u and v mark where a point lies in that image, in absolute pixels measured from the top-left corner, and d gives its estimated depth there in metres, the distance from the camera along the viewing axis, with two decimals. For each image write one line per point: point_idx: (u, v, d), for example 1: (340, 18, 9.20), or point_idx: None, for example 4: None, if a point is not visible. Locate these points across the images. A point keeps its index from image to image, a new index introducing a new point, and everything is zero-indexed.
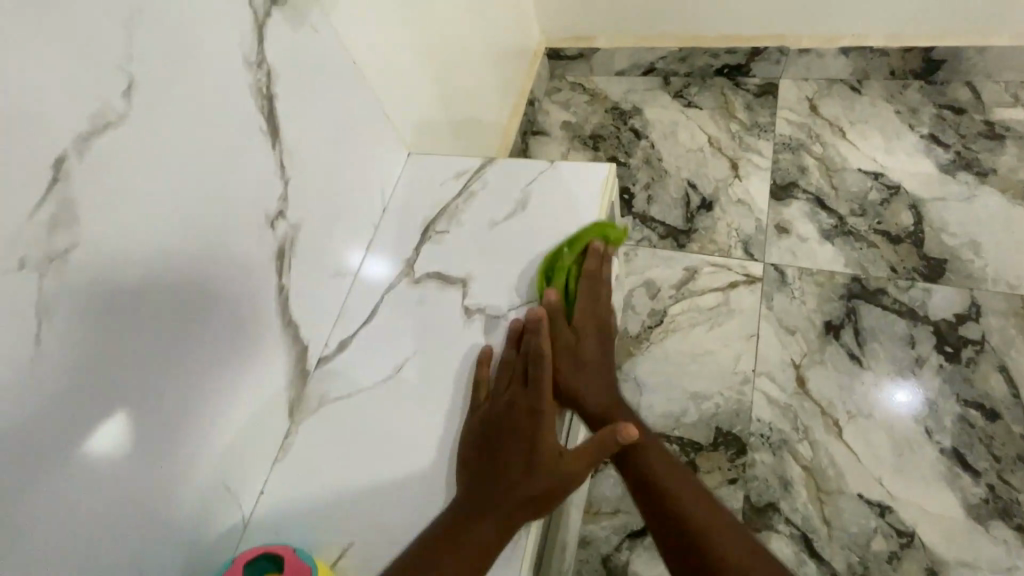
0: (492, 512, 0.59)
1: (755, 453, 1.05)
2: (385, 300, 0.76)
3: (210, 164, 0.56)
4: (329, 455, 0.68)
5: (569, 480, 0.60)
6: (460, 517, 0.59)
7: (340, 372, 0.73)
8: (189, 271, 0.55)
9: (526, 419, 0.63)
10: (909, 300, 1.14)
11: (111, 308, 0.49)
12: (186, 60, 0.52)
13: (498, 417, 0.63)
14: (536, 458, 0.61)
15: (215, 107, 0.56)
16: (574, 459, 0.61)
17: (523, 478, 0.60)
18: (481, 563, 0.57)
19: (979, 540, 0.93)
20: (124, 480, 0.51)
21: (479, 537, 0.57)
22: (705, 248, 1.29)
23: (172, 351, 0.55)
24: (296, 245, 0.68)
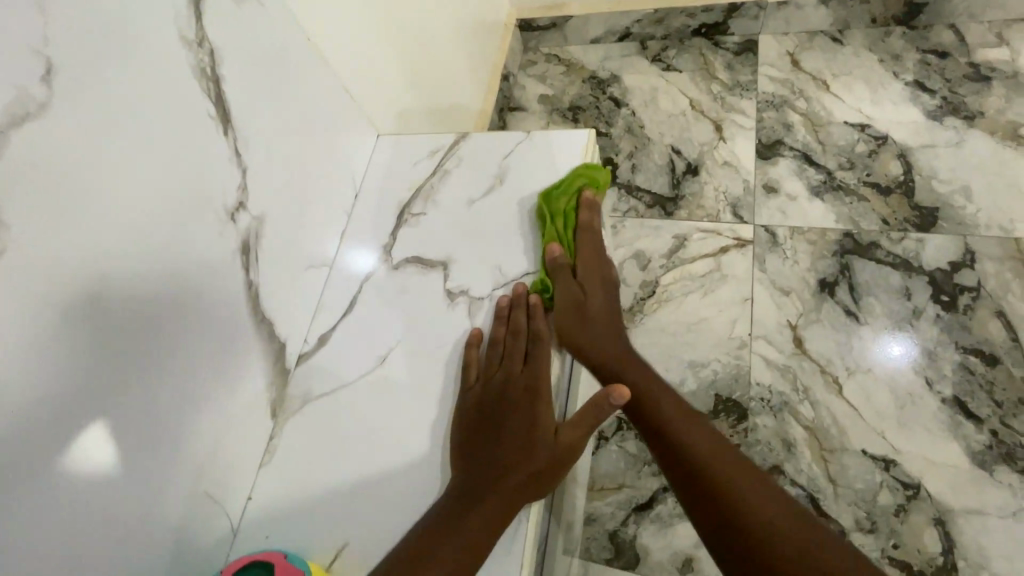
0: (490, 493, 0.55)
1: (756, 417, 1.04)
2: (364, 289, 0.73)
3: (156, 160, 0.52)
4: (315, 451, 0.65)
5: (569, 453, 0.57)
6: (457, 503, 0.55)
7: (322, 368, 0.69)
8: (172, 262, 0.54)
9: (520, 398, 0.60)
10: (903, 252, 1.12)
11: (101, 293, 0.48)
12: (118, 49, 0.48)
13: (489, 399, 0.60)
14: (533, 435, 0.57)
15: (156, 97, 0.52)
16: (572, 430, 0.57)
17: (522, 456, 0.56)
18: (482, 552, 0.53)
19: (985, 487, 0.92)
20: (123, 471, 0.50)
21: (478, 524, 0.53)
22: (693, 215, 1.26)
23: (165, 355, 0.53)
24: (260, 238, 0.64)
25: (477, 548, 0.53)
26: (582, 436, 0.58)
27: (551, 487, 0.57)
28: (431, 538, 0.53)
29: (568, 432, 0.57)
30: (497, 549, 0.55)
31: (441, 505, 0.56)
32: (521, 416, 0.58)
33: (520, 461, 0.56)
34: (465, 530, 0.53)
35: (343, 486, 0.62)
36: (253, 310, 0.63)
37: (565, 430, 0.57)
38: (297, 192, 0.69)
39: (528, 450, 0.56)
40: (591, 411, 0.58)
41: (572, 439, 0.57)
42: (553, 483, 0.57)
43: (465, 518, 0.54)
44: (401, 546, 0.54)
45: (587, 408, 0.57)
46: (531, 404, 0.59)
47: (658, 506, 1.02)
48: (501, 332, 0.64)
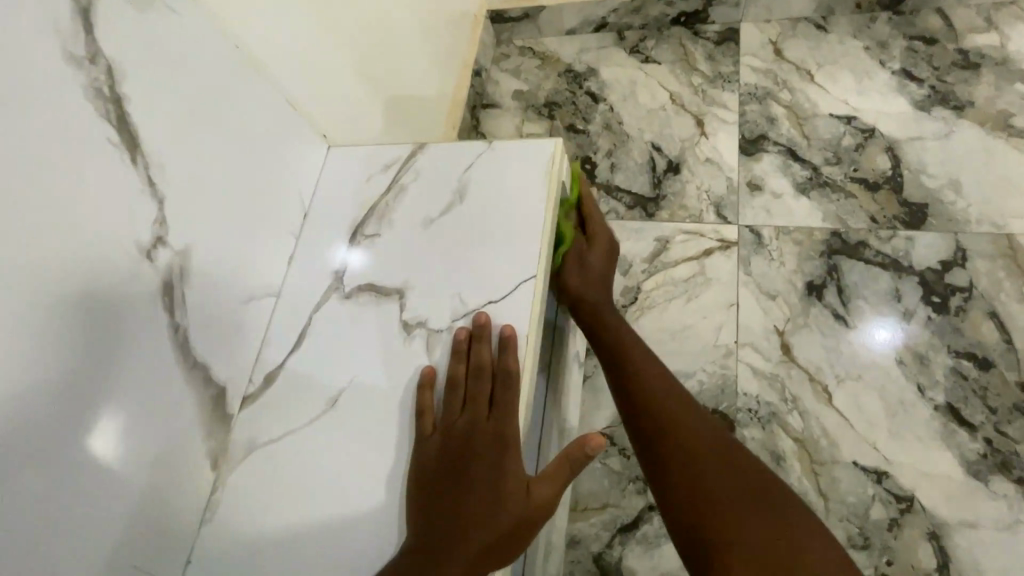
0: (453, 556, 0.49)
1: (744, 429, 1.00)
2: (314, 320, 0.66)
3: (71, 180, 0.46)
4: (261, 506, 0.58)
5: (542, 510, 0.51)
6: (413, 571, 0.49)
7: (267, 410, 0.63)
8: (105, 291, 0.49)
9: (485, 446, 0.53)
10: (892, 251, 1.07)
11: (25, 328, 0.43)
12: (16, 64, 0.43)
13: (448, 449, 0.54)
14: (500, 491, 0.51)
15: (66, 115, 0.46)
16: (547, 485, 0.52)
17: (489, 514, 0.51)
18: None
19: (980, 498, 0.89)
20: (63, 520, 0.46)
21: None
22: (675, 215, 1.20)
23: (102, 396, 0.48)
24: (187, 274, 0.56)
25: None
26: (556, 490, 0.52)
27: (520, 549, 0.51)
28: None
29: (542, 486, 0.52)
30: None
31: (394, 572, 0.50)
32: (486, 468, 0.52)
33: (486, 521, 0.50)
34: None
35: (291, 547, 0.56)
36: (184, 357, 0.56)
37: (539, 483, 0.52)
38: (230, 218, 0.62)
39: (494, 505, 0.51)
40: (567, 461, 0.53)
41: (548, 493, 0.52)
42: (523, 544, 0.51)
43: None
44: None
45: (564, 458, 0.52)
46: (497, 452, 0.53)
47: (645, 526, 0.98)
48: (460, 371, 0.57)
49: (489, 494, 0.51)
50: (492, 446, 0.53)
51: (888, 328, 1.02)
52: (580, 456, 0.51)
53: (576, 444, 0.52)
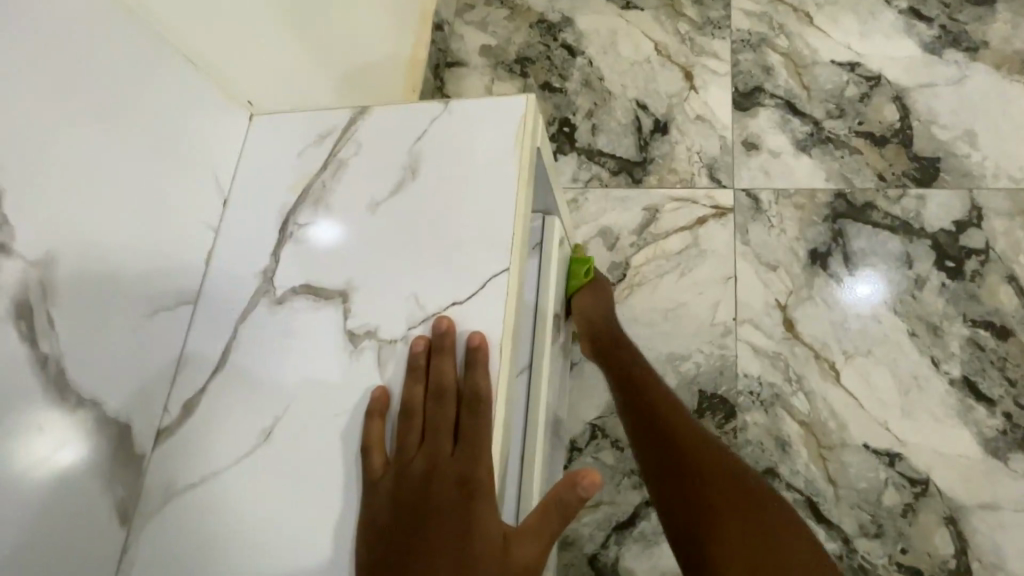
0: None
1: (746, 414, 0.92)
2: (240, 334, 0.54)
3: None
4: (186, 563, 0.48)
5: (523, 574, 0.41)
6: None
7: (186, 447, 0.51)
8: None
9: (447, 489, 0.43)
10: (902, 212, 0.98)
11: None
12: None
13: (404, 495, 0.44)
14: (469, 549, 0.41)
15: None
16: (530, 541, 0.42)
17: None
18: None
19: (1000, 477, 0.82)
20: None
21: None
22: (664, 181, 1.09)
23: None
24: (52, 291, 0.43)
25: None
26: (542, 547, 0.42)
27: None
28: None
29: (523, 541, 0.42)
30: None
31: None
32: (451, 517, 0.42)
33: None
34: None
35: None
36: (61, 396, 0.44)
37: (520, 537, 0.42)
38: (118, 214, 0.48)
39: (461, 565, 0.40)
40: (554, 505, 0.42)
41: (533, 551, 0.41)
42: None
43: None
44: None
45: (551, 503, 0.42)
46: (464, 499, 0.43)
47: (642, 523, 0.90)
48: (418, 394, 0.47)
49: (456, 555, 0.41)
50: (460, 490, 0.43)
51: (869, 283, 0.95)
52: (570, 499, 0.41)
53: (567, 485, 0.42)
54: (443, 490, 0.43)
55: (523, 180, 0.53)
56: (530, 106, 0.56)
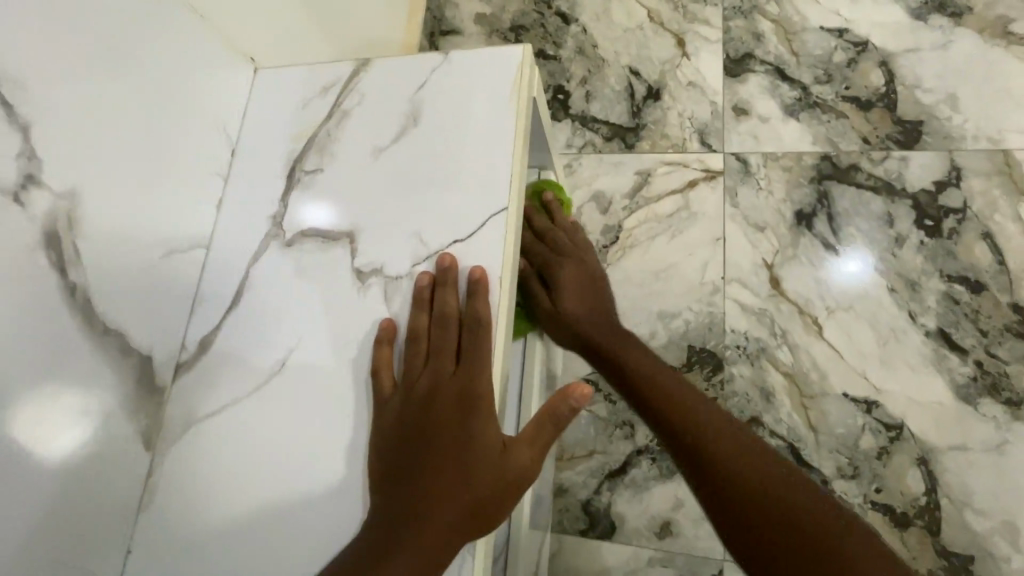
0: (417, 526, 0.43)
1: (732, 367, 0.96)
2: (252, 275, 0.57)
3: None
4: (208, 485, 0.52)
5: (521, 479, 0.44)
6: (373, 554, 0.43)
7: (204, 380, 0.54)
8: None
9: (447, 405, 0.46)
10: (885, 173, 1.01)
11: None
12: None
13: (408, 412, 0.47)
14: (471, 455, 0.45)
15: None
16: (525, 449, 0.44)
17: (455, 481, 0.44)
18: None
19: (969, 421, 0.87)
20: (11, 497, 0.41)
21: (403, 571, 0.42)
22: (656, 146, 1.12)
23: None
24: (78, 223, 0.46)
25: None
26: (537, 456, 0.45)
27: (502, 517, 0.45)
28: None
29: (521, 451, 0.45)
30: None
31: (352, 559, 0.43)
32: (453, 429, 0.46)
33: (455, 492, 0.44)
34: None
35: (245, 529, 0.50)
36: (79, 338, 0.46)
37: (516, 445, 0.45)
38: (133, 156, 0.50)
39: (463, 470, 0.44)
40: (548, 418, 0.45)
41: (526, 457, 0.44)
42: (503, 515, 0.45)
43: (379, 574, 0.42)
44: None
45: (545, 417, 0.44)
46: (464, 413, 0.46)
47: (634, 470, 0.95)
48: (422, 322, 0.50)
49: (459, 461, 0.44)
50: (460, 406, 0.46)
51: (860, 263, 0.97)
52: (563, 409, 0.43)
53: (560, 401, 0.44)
54: (445, 406, 0.47)
55: (521, 126, 0.56)
56: (528, 57, 0.59)
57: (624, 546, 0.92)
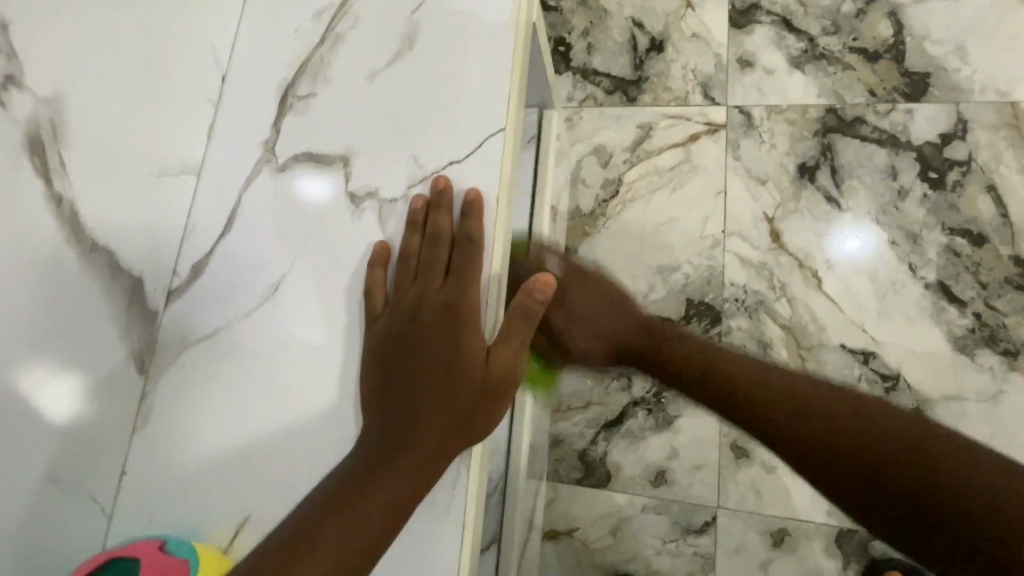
0: (412, 433, 0.43)
1: (730, 320, 0.96)
2: (241, 201, 0.56)
3: None
4: (201, 408, 0.51)
5: (506, 377, 0.45)
6: (365, 465, 0.42)
7: (197, 307, 0.54)
8: None
9: (434, 315, 0.46)
10: (890, 126, 1.00)
11: None
12: None
13: (395, 325, 0.47)
14: (456, 364, 0.44)
15: None
16: (506, 347, 0.45)
17: (444, 387, 0.44)
18: (410, 504, 0.42)
19: (965, 371, 0.88)
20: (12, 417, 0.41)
21: (399, 476, 0.42)
22: (658, 99, 1.10)
23: None
24: (64, 133, 0.44)
25: (394, 520, 0.41)
26: (517, 354, 0.45)
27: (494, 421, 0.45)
28: (328, 516, 0.40)
29: (500, 349, 0.45)
30: (420, 515, 0.45)
31: (345, 471, 0.43)
32: (437, 337, 0.45)
33: (442, 399, 0.44)
34: (375, 496, 0.41)
35: (241, 449, 0.50)
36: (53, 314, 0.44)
37: (498, 346, 0.45)
38: (120, 70, 0.49)
39: (450, 376, 0.44)
40: (520, 314, 0.46)
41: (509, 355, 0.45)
42: (493, 418, 0.45)
43: (374, 483, 0.42)
44: (288, 532, 0.40)
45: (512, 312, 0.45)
46: (449, 324, 0.45)
47: (629, 421, 0.95)
48: (415, 242, 0.50)
49: (446, 370, 0.44)
50: (446, 316, 0.46)
51: (856, 238, 0.96)
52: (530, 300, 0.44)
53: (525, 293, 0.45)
54: (430, 319, 0.46)
55: (520, 47, 0.54)
56: None
57: (619, 495, 0.93)
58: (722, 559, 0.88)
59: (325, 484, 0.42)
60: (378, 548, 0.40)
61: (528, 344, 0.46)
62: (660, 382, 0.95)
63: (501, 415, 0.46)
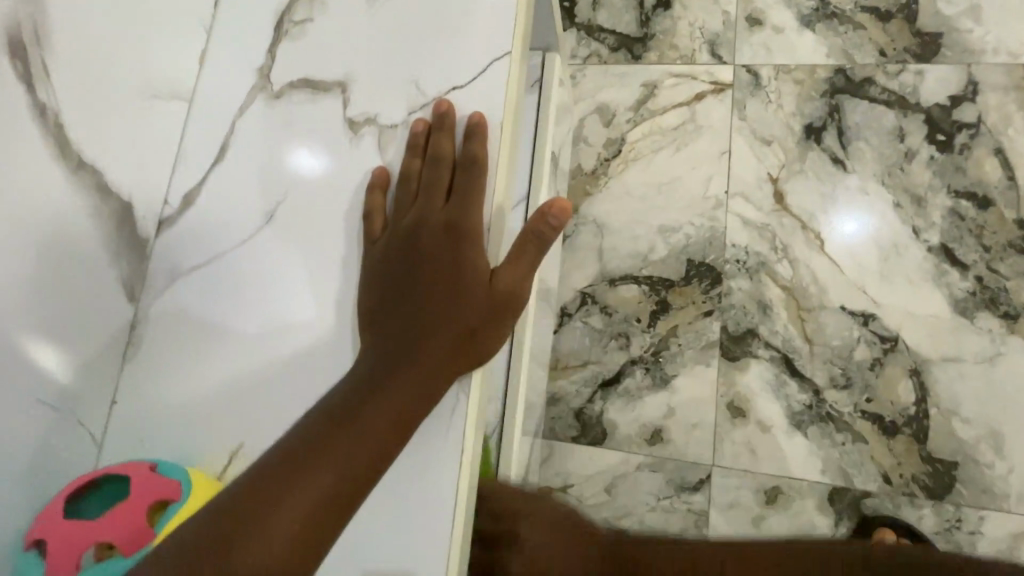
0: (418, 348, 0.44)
1: (731, 281, 0.95)
2: (236, 126, 0.54)
3: None
4: (194, 335, 0.50)
5: (511, 298, 0.46)
6: (370, 380, 0.43)
7: (190, 234, 0.52)
8: None
9: (437, 235, 0.46)
10: (899, 88, 0.98)
11: None
12: None
13: (398, 247, 0.47)
14: (461, 281, 0.45)
15: None
16: (512, 270, 0.46)
17: (450, 310, 0.45)
18: (419, 416, 0.43)
19: (964, 333, 0.88)
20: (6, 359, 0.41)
21: (407, 391, 0.43)
22: (664, 57, 1.07)
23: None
24: (46, 39, 0.43)
25: (398, 433, 0.42)
26: (523, 275, 0.46)
27: (497, 341, 0.46)
28: (336, 426, 0.40)
29: (506, 271, 0.46)
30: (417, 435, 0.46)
31: (348, 388, 0.43)
32: (442, 259, 0.46)
33: (449, 315, 0.45)
34: (380, 408, 0.42)
35: (234, 376, 0.49)
36: (51, 280, 0.44)
37: (503, 269, 0.46)
38: None
39: (456, 296, 0.45)
40: (529, 240, 0.46)
41: (513, 277, 0.46)
42: (497, 337, 0.46)
43: (380, 396, 0.42)
44: (294, 439, 0.40)
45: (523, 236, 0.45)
46: (453, 242, 0.46)
47: (626, 381, 0.95)
48: (416, 166, 0.49)
49: (450, 286, 0.45)
50: (453, 239, 0.46)
51: (854, 222, 0.94)
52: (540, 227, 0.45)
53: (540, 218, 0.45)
54: (435, 242, 0.47)
55: None
56: None
57: (614, 452, 0.93)
58: (715, 515, 0.89)
59: (327, 399, 0.42)
60: (386, 460, 0.41)
61: (533, 269, 0.47)
62: (659, 342, 0.95)
63: (506, 335, 0.47)
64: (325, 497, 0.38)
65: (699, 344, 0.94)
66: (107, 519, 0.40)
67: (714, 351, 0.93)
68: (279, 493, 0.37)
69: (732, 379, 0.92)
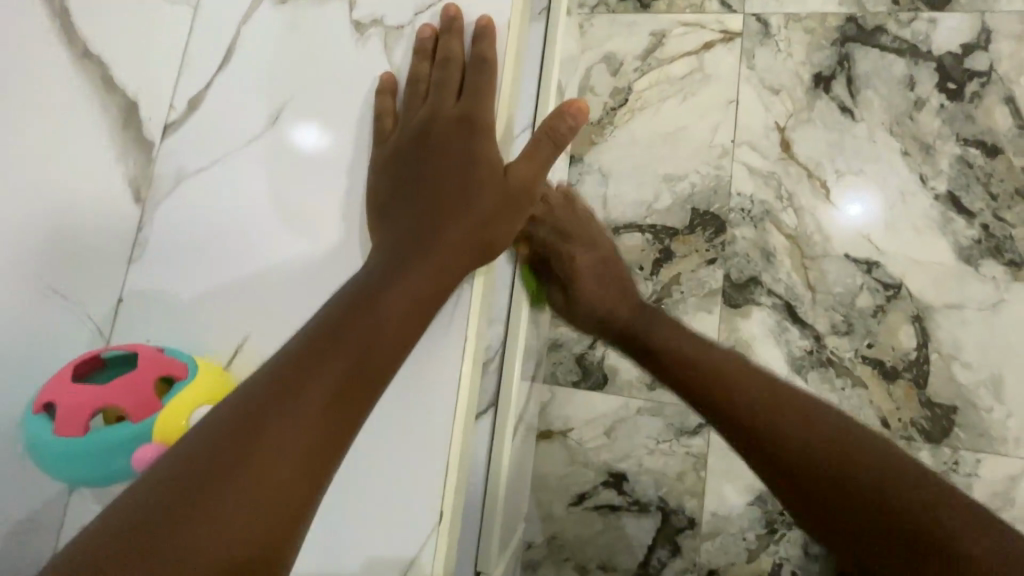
0: (433, 238, 0.45)
1: (735, 229, 0.95)
2: (242, 31, 0.53)
3: None
4: (200, 239, 0.50)
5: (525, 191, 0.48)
6: (385, 269, 0.43)
7: (196, 139, 0.52)
8: None
9: (449, 133, 0.47)
10: (911, 36, 0.96)
11: None
12: None
13: (409, 144, 0.48)
14: (475, 174, 0.46)
15: None
16: (527, 164, 0.48)
17: (465, 205, 0.46)
18: (437, 306, 0.44)
19: (968, 281, 0.87)
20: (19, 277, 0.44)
21: (424, 278, 0.43)
22: (672, 5, 1.05)
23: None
24: None
25: (415, 318, 0.42)
26: (537, 171, 0.48)
27: (507, 236, 0.48)
28: (354, 311, 0.40)
29: (520, 166, 0.48)
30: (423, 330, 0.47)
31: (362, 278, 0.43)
32: (457, 157, 0.46)
33: (462, 209, 0.45)
34: (396, 296, 0.41)
35: (242, 278, 0.49)
36: (55, 221, 0.46)
37: (518, 163, 0.48)
38: None
39: (470, 190, 0.46)
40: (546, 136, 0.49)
41: (527, 170, 0.48)
42: (508, 232, 0.48)
43: (396, 286, 0.42)
44: (315, 323, 0.39)
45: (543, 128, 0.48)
46: (466, 138, 0.47)
47: None
48: (425, 68, 0.49)
49: (464, 178, 0.46)
50: (466, 137, 0.47)
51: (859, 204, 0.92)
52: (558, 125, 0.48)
53: (557, 116, 0.48)
54: (448, 139, 0.47)
55: None
56: None
57: (614, 397, 0.93)
58: (713, 458, 0.90)
59: (343, 288, 0.41)
60: (405, 346, 0.41)
61: (546, 164, 0.49)
62: (661, 289, 0.95)
63: (515, 230, 0.49)
64: (314, 426, 0.35)
65: (702, 292, 0.94)
66: (117, 384, 0.42)
67: (717, 299, 0.93)
68: (302, 372, 0.36)
69: (733, 326, 0.92)
